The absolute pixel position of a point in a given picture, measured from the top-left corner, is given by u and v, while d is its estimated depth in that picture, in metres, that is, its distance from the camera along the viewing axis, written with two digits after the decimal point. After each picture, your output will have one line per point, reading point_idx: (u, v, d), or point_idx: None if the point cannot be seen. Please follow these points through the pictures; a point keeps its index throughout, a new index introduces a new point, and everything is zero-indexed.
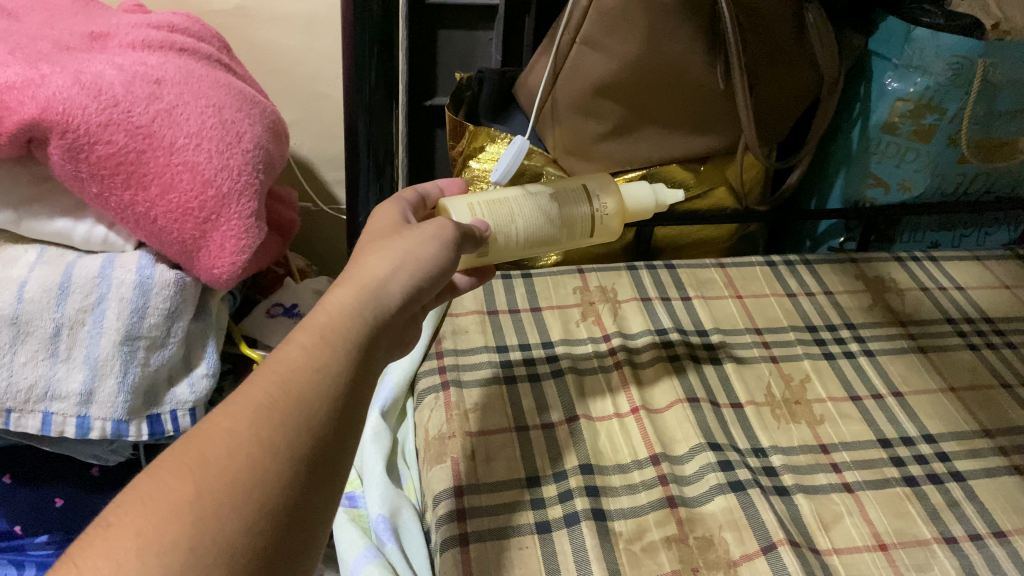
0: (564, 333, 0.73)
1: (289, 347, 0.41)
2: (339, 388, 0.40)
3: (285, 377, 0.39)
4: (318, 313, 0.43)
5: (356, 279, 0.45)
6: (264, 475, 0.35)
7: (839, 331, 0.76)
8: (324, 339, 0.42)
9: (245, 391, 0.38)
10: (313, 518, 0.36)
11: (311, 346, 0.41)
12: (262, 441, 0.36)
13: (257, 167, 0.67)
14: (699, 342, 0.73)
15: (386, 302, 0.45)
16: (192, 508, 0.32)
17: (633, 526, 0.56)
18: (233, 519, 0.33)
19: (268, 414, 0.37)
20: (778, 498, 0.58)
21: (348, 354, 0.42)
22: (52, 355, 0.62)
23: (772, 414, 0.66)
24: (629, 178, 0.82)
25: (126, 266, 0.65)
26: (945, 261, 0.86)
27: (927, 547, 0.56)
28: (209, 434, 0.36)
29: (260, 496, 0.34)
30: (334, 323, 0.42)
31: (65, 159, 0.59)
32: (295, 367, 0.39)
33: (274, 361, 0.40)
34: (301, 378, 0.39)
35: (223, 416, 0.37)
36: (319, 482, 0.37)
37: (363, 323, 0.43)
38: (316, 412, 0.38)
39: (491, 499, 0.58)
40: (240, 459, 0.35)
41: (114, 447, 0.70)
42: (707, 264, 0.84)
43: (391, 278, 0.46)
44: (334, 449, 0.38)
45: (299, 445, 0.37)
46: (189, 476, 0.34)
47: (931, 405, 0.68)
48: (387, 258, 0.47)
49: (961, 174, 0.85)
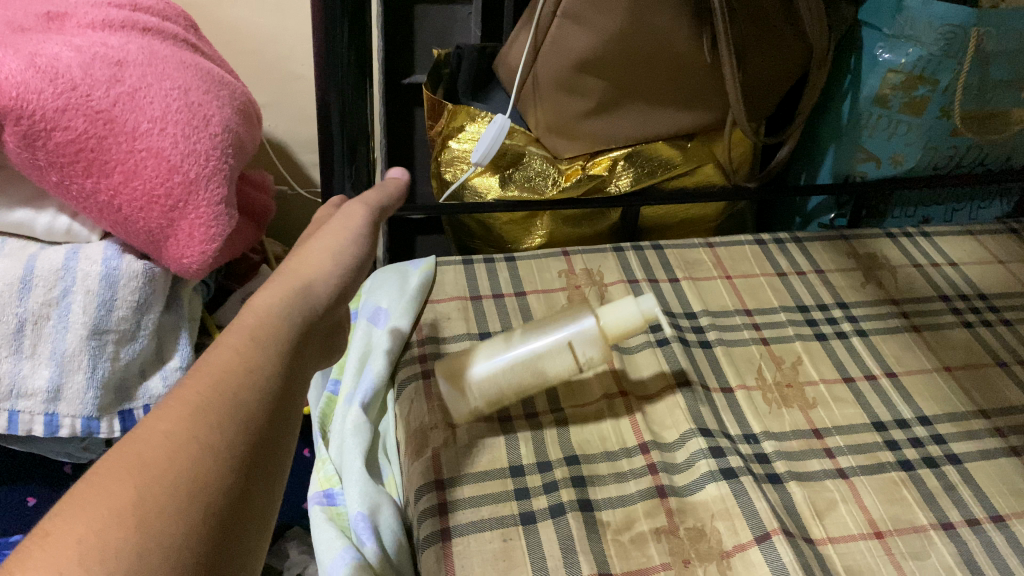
0: (548, 319, 0.71)
1: (214, 352, 0.34)
2: (285, 395, 0.35)
3: (221, 376, 0.33)
4: (244, 316, 0.37)
5: (283, 278, 0.41)
6: (209, 473, 0.28)
7: (831, 311, 0.74)
8: (253, 341, 0.35)
9: (174, 393, 0.32)
10: (257, 521, 0.30)
11: (244, 346, 0.35)
12: (202, 440, 0.29)
13: (226, 152, 0.64)
14: (688, 324, 0.71)
15: (315, 302, 0.41)
16: (133, 510, 0.26)
17: (621, 516, 0.54)
18: (181, 522, 0.26)
19: (205, 414, 0.31)
20: (771, 486, 0.57)
21: (279, 357, 0.36)
22: (16, 351, 0.60)
23: (763, 398, 0.64)
24: (612, 157, 0.79)
25: (92, 257, 0.62)
26: (937, 236, 0.85)
27: (923, 533, 0.54)
28: (140, 436, 0.29)
29: (206, 493, 0.28)
30: (263, 321, 0.37)
31: (21, 146, 0.56)
32: (228, 366, 0.33)
33: (203, 365, 0.33)
34: (235, 378, 0.33)
35: (156, 419, 0.30)
36: (265, 480, 0.31)
37: (299, 320, 0.39)
38: (256, 404, 0.32)
39: (473, 491, 0.56)
40: (183, 461, 0.28)
41: (86, 445, 0.68)
42: (695, 243, 0.82)
43: (322, 275, 0.42)
44: (277, 439, 0.33)
45: (246, 435, 0.31)
46: (127, 478, 0.27)
47: (925, 386, 0.66)
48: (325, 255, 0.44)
49: (953, 147, 0.84)
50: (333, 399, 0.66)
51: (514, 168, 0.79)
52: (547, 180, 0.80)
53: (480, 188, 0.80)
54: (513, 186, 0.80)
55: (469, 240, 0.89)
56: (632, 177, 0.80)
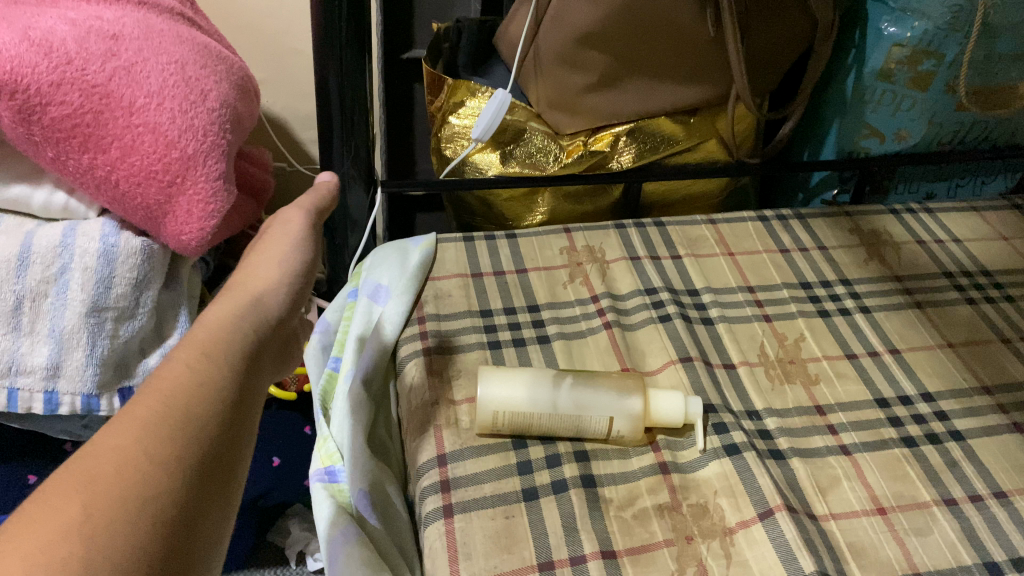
0: (550, 296, 0.71)
1: (167, 367, 0.37)
2: (236, 407, 0.37)
3: (172, 392, 0.35)
4: (196, 330, 0.40)
5: (233, 295, 0.44)
6: (156, 488, 0.30)
7: (834, 288, 0.74)
8: (203, 356, 0.38)
9: (127, 408, 0.33)
10: (209, 530, 0.31)
11: (194, 361, 0.37)
12: (151, 456, 0.31)
13: (224, 127, 0.63)
14: (690, 301, 0.71)
15: (270, 311, 0.44)
16: (81, 526, 0.27)
17: (624, 492, 0.54)
18: (132, 536, 0.28)
19: (157, 428, 0.33)
20: (774, 462, 0.56)
21: (231, 369, 0.38)
22: (15, 328, 0.59)
23: (765, 375, 0.64)
24: (615, 131, 0.78)
25: (89, 234, 0.61)
26: (941, 212, 0.84)
27: (926, 510, 0.54)
28: (92, 451, 0.31)
29: (154, 507, 0.29)
30: (212, 338, 0.40)
31: (16, 122, 0.55)
32: (179, 383, 0.35)
33: (159, 376, 0.36)
34: (187, 395, 0.35)
35: (107, 433, 0.32)
36: (216, 493, 0.33)
37: (247, 332, 0.42)
38: (205, 419, 0.35)
39: (475, 467, 0.55)
40: (131, 475, 0.30)
41: (86, 423, 0.68)
42: (697, 220, 0.81)
43: (266, 291, 0.46)
44: (227, 451, 0.35)
45: (196, 450, 0.33)
46: (75, 493, 0.29)
47: (929, 363, 0.66)
48: (275, 266, 0.48)
49: (958, 122, 0.83)
50: (335, 375, 0.64)
51: (516, 144, 0.79)
52: (548, 155, 0.79)
53: (480, 164, 0.79)
54: (514, 162, 0.79)
55: (469, 218, 0.89)
56: (633, 154, 0.78)
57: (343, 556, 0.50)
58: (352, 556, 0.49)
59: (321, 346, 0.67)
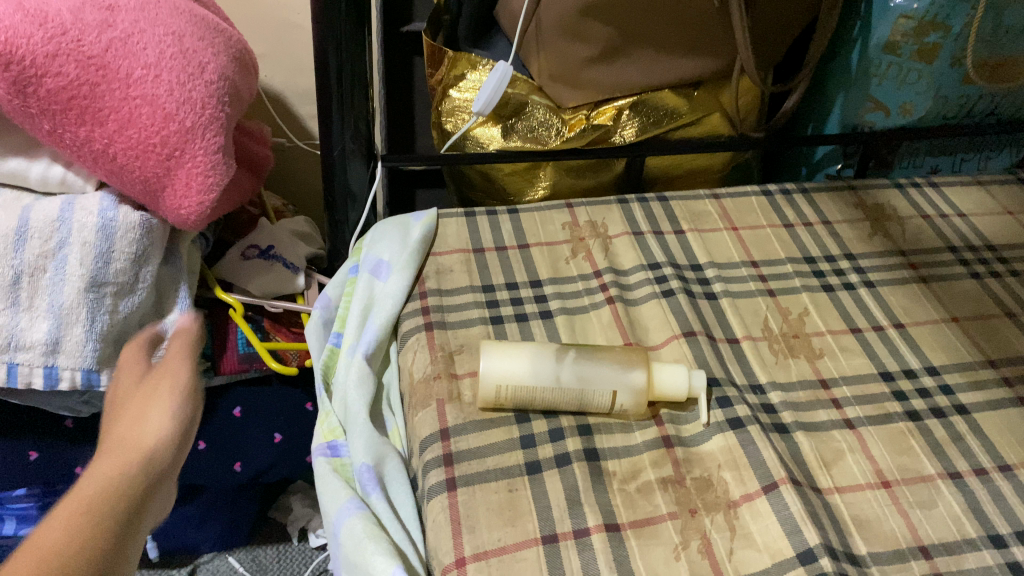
0: (552, 272, 0.70)
1: (42, 530, 0.36)
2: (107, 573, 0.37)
3: (45, 558, 0.34)
4: (80, 486, 0.39)
5: (120, 441, 0.42)
6: None
7: (838, 262, 0.73)
8: (84, 512, 0.38)
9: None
10: None
11: (72, 522, 0.37)
12: None
13: (223, 100, 0.62)
14: (693, 276, 0.70)
15: (162, 460, 0.42)
16: None
17: (628, 466, 0.54)
18: None
19: None
20: (778, 435, 0.56)
21: (112, 533, 0.38)
22: (13, 304, 0.59)
23: (769, 349, 0.64)
24: (618, 105, 0.77)
25: (87, 209, 0.61)
26: (945, 186, 0.83)
27: (931, 483, 0.54)
28: None
29: None
30: (97, 494, 0.39)
31: (11, 94, 0.55)
32: (53, 548, 0.35)
33: (28, 546, 0.35)
34: (60, 561, 0.35)
35: None
36: None
37: (137, 486, 0.40)
38: None
39: (479, 440, 0.55)
40: None
41: (86, 399, 0.67)
42: (700, 194, 0.80)
43: (155, 432, 0.43)
44: None
45: None
46: None
47: (933, 337, 0.66)
48: (165, 415, 0.44)
49: (963, 96, 0.83)
50: (336, 351, 0.65)
51: (517, 119, 0.78)
52: (550, 130, 0.78)
53: (481, 138, 0.79)
54: (516, 137, 0.79)
55: (470, 192, 0.88)
56: (637, 128, 0.78)
57: (345, 528, 0.50)
58: (353, 528, 0.50)
59: (323, 321, 0.68)
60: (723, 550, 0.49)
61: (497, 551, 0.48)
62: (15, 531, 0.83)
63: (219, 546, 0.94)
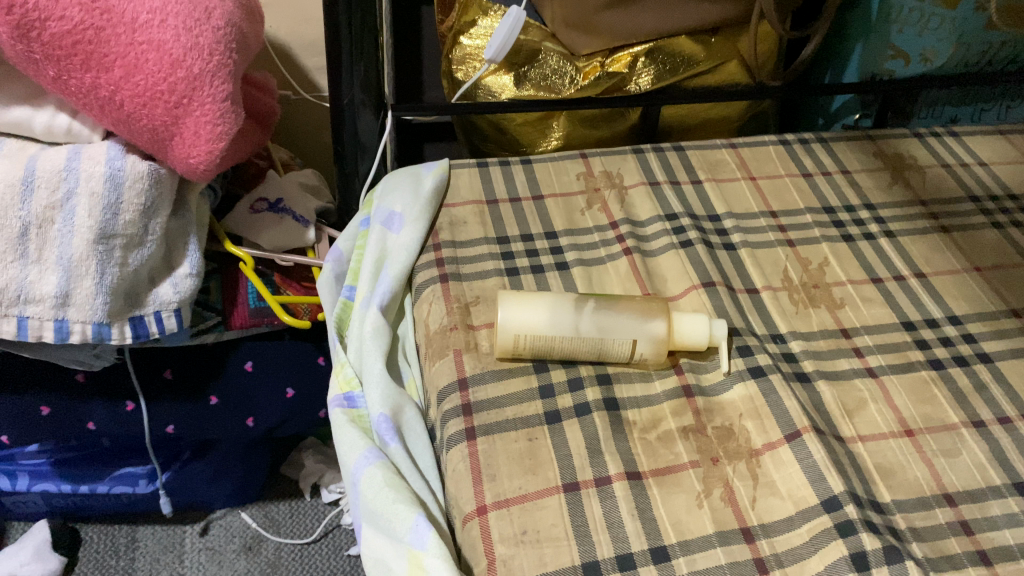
0: (567, 223, 0.69)
1: None
2: None
3: None
4: None
5: None
6: None
7: (858, 213, 0.72)
8: None
9: None
10: None
11: None
12: None
13: (230, 46, 0.60)
14: (711, 227, 0.69)
15: None
16: None
17: (648, 415, 0.53)
18: None
19: None
20: (800, 385, 0.55)
21: None
22: (22, 256, 0.58)
23: (789, 299, 0.63)
24: (634, 52, 0.75)
25: (95, 158, 0.60)
26: (965, 136, 0.82)
27: (955, 431, 0.53)
28: None
29: None
30: None
31: (14, 38, 0.53)
32: None
33: None
34: None
35: None
36: None
37: None
38: None
39: (497, 390, 0.54)
40: None
41: (97, 352, 0.67)
42: (717, 144, 0.79)
43: None
44: None
45: None
46: None
47: (955, 287, 0.65)
48: None
49: (986, 42, 0.81)
50: (350, 304, 0.64)
51: (530, 66, 0.76)
52: (564, 78, 0.76)
53: (493, 87, 0.77)
54: (528, 84, 0.77)
55: (481, 144, 0.86)
56: (653, 75, 0.77)
57: (365, 477, 0.50)
58: (373, 478, 0.49)
59: (335, 275, 0.67)
60: (746, 499, 0.49)
61: (518, 499, 0.48)
62: (28, 487, 0.83)
63: (233, 502, 0.94)
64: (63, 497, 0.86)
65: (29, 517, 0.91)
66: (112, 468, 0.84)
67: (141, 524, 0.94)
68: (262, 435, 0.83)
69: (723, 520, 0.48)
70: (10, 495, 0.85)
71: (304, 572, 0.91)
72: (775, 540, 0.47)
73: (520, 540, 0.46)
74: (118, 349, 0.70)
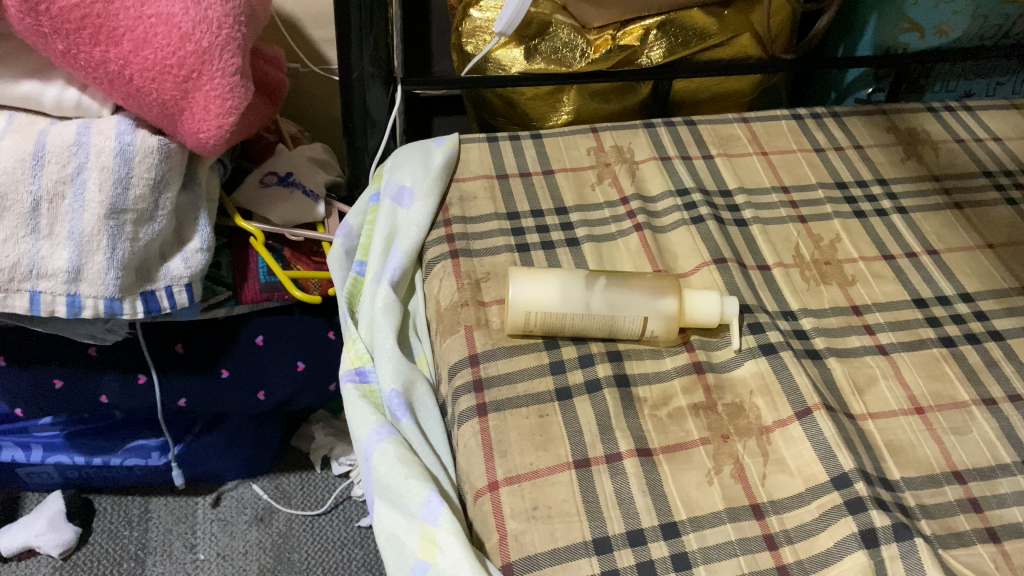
0: (578, 198, 0.69)
1: None
2: None
3: None
4: None
5: None
6: None
7: (871, 188, 0.71)
8: None
9: None
10: None
11: None
12: None
13: (240, 18, 0.59)
14: (723, 203, 0.69)
15: None
16: None
17: (658, 392, 0.54)
18: None
19: None
20: (810, 361, 0.56)
21: None
22: (33, 231, 0.58)
23: (800, 275, 0.63)
24: (646, 24, 0.75)
25: (104, 132, 0.59)
26: (981, 110, 0.81)
27: (965, 409, 0.54)
28: None
29: None
30: None
31: (23, 12, 0.52)
32: None
33: None
34: None
35: None
36: None
37: None
38: None
39: (508, 366, 0.55)
40: None
41: (109, 326, 0.67)
42: (729, 118, 0.78)
43: None
44: None
45: None
46: None
47: (968, 264, 0.65)
48: None
49: (1002, 15, 0.80)
50: (360, 280, 0.64)
51: (541, 39, 0.75)
52: (575, 51, 0.75)
53: (503, 61, 0.76)
54: (539, 58, 0.75)
55: (490, 118, 0.86)
56: (664, 49, 0.76)
57: (378, 452, 0.50)
58: (385, 453, 0.50)
59: (345, 249, 0.67)
60: (756, 475, 0.49)
61: (529, 475, 0.48)
62: (42, 459, 0.84)
63: (244, 473, 0.95)
64: (77, 469, 0.87)
65: (43, 488, 0.92)
66: (124, 441, 0.85)
67: (153, 495, 0.95)
68: (273, 407, 0.84)
69: (733, 497, 0.48)
70: (24, 467, 0.86)
71: (315, 543, 0.93)
72: (785, 517, 0.47)
73: (531, 515, 0.47)
74: (130, 323, 0.70)
